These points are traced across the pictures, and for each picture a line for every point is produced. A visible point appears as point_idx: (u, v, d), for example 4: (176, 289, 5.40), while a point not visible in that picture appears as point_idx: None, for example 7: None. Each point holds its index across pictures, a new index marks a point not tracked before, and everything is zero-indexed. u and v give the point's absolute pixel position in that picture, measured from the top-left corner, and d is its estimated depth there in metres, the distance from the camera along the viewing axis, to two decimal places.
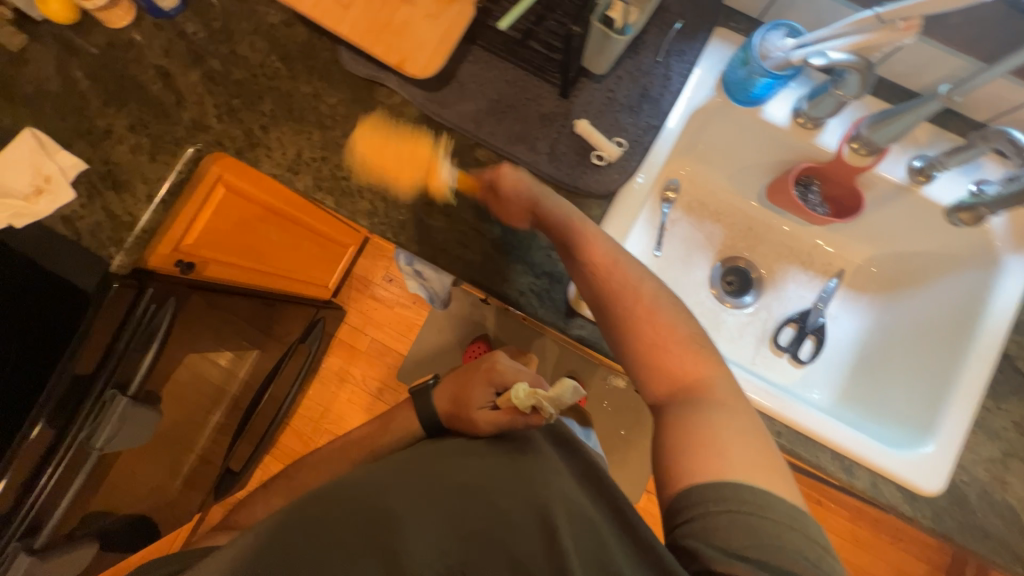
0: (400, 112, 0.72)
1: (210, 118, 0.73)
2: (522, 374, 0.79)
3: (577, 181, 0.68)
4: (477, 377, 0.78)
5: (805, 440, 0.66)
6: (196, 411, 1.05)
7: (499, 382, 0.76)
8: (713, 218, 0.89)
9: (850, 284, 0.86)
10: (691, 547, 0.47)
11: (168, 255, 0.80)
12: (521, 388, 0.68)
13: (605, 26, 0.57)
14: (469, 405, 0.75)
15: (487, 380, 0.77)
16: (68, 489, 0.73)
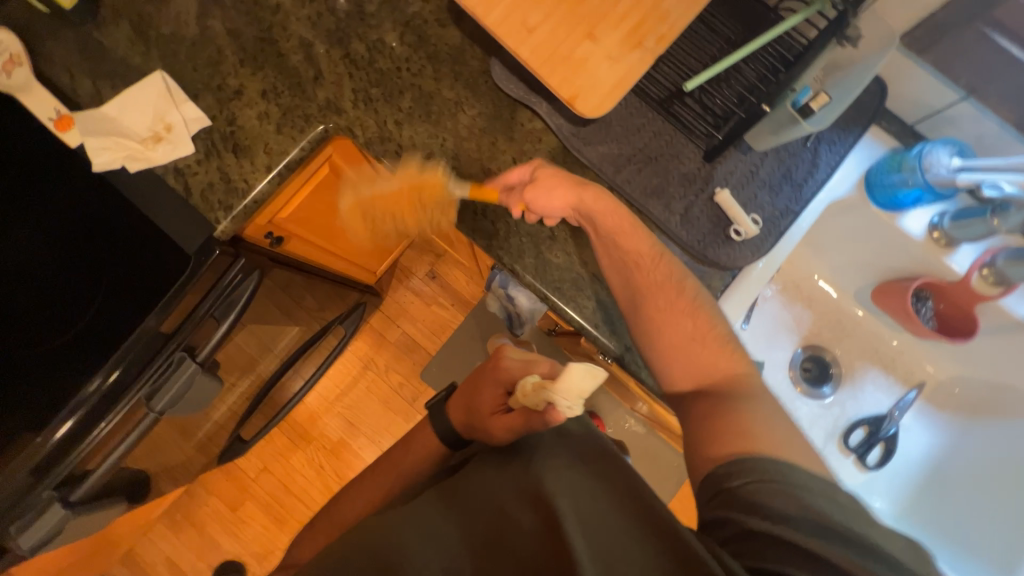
0: (539, 139, 0.70)
1: (345, 101, 0.71)
2: (534, 362, 0.64)
3: (708, 250, 0.67)
4: (486, 377, 0.65)
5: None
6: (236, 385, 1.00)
7: (511, 382, 0.62)
8: (805, 303, 0.89)
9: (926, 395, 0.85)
10: (721, 514, 0.45)
11: (262, 226, 0.78)
12: (528, 383, 0.56)
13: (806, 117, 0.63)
14: (482, 411, 0.63)
15: (495, 381, 0.64)
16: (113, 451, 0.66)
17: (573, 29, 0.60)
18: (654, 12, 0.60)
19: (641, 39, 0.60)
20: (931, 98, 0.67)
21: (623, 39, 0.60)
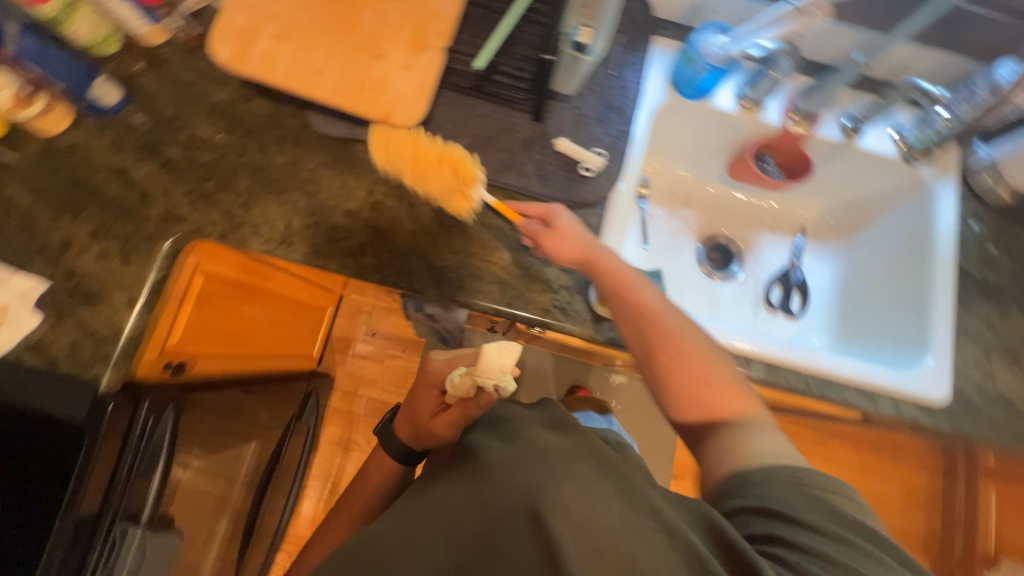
0: (384, 163, 0.73)
1: (182, 207, 0.69)
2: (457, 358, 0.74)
3: (572, 195, 0.72)
4: (418, 385, 0.73)
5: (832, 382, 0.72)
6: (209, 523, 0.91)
7: (439, 380, 0.71)
8: (685, 204, 0.97)
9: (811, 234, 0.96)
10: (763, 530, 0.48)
11: (156, 361, 0.73)
12: (455, 375, 0.64)
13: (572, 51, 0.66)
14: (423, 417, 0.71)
15: (427, 385, 0.72)
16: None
17: (359, 55, 0.62)
18: (426, 15, 0.65)
19: (425, 41, 0.64)
20: None
21: (409, 46, 0.64)
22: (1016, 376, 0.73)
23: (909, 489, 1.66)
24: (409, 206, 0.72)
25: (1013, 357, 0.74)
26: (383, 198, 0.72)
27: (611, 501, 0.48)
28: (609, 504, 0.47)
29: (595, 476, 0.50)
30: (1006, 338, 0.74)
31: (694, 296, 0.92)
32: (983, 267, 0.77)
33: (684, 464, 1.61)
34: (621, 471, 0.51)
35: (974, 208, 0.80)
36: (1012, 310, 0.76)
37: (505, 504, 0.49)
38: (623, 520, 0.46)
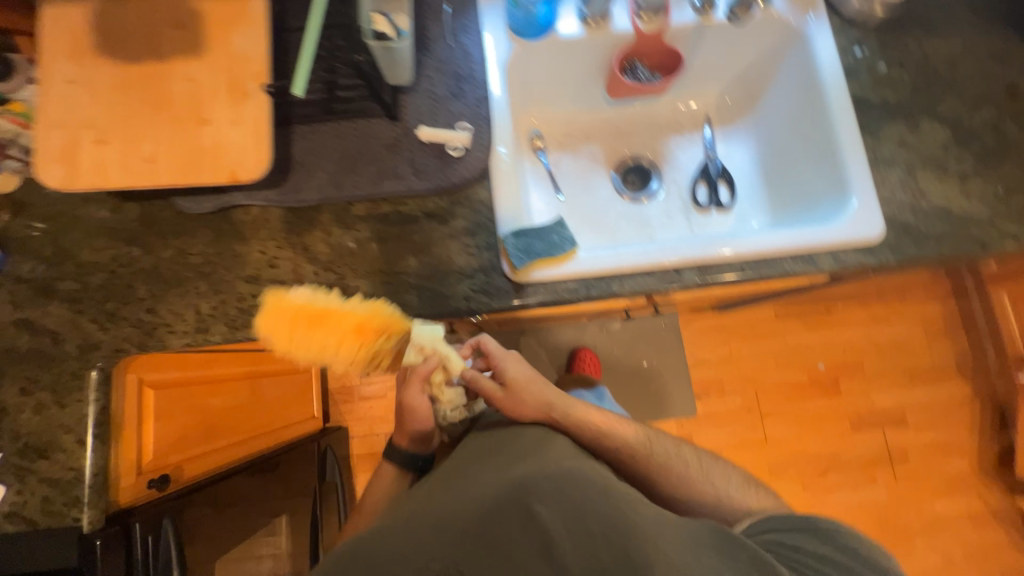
0: (265, 219, 0.72)
1: (93, 334, 0.70)
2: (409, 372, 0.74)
3: (453, 179, 0.71)
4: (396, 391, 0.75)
5: (770, 259, 0.70)
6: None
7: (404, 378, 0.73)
8: (585, 141, 0.95)
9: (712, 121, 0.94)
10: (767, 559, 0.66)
11: (137, 483, 0.75)
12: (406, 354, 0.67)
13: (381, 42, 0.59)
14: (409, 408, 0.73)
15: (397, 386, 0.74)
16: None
17: (185, 126, 0.61)
18: (236, 62, 0.63)
19: (244, 87, 0.63)
20: None
21: (230, 99, 0.62)
22: (944, 184, 0.71)
23: (927, 323, 1.64)
24: (304, 249, 0.71)
25: (936, 167, 0.72)
26: (278, 252, 0.71)
27: (591, 489, 0.64)
28: (592, 496, 0.63)
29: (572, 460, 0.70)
30: (924, 151, 0.72)
31: (623, 226, 0.91)
32: (881, 90, 0.75)
33: (702, 381, 1.61)
34: (605, 477, 0.68)
35: (854, 34, 0.77)
36: (922, 121, 0.73)
37: (507, 498, 0.63)
38: (608, 507, 0.62)
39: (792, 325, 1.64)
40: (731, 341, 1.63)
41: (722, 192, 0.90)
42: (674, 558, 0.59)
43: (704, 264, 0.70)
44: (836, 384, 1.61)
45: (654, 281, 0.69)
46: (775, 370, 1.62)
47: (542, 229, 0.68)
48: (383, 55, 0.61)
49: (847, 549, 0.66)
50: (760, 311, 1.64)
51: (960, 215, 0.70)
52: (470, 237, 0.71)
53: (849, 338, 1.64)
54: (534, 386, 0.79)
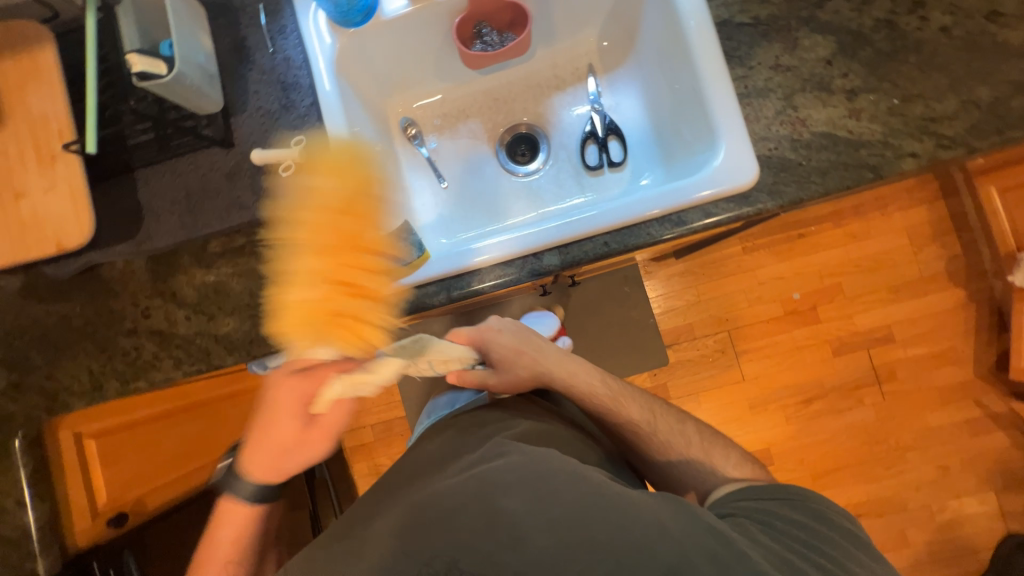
0: (131, 271, 0.73)
1: (6, 406, 0.74)
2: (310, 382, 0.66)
3: (293, 200, 0.68)
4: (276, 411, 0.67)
5: (639, 226, 0.66)
6: None
7: (307, 396, 0.66)
8: (462, 118, 0.88)
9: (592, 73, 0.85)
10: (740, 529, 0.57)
11: (92, 524, 0.84)
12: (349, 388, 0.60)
13: (152, 80, 0.58)
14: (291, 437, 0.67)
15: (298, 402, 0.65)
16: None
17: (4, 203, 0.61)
18: (37, 124, 0.61)
19: (51, 150, 0.61)
20: None
21: (40, 165, 0.61)
22: (828, 106, 0.63)
23: (912, 231, 1.52)
24: (173, 296, 0.72)
25: (819, 87, 0.63)
26: (150, 301, 0.72)
27: (558, 477, 0.52)
28: (564, 483, 0.51)
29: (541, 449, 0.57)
30: (804, 71, 0.63)
31: (514, 204, 0.84)
32: (749, 6, 0.66)
33: (672, 330, 1.58)
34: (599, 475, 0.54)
35: None
36: (799, 37, 0.64)
37: (466, 495, 0.51)
38: (580, 493, 0.50)
39: (762, 257, 1.56)
40: (698, 284, 1.57)
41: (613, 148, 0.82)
42: (661, 539, 0.47)
43: (563, 245, 0.66)
44: (814, 312, 1.54)
45: (515, 272, 0.67)
46: (748, 307, 1.56)
47: (387, 238, 0.65)
48: (163, 92, 0.60)
49: (826, 519, 0.57)
50: (727, 248, 1.56)
51: (848, 140, 0.62)
52: None
53: (825, 261, 1.54)
54: (523, 357, 0.76)
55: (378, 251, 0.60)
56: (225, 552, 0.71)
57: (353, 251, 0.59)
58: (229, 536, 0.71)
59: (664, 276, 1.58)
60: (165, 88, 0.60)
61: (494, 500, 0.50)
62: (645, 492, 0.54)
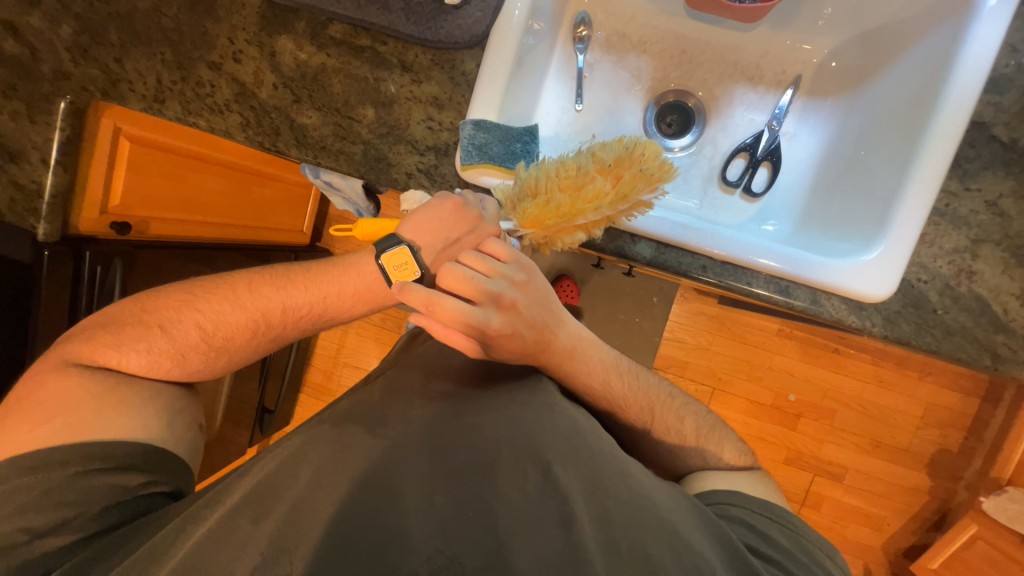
0: (242, 5, 0.66)
1: (68, 65, 0.70)
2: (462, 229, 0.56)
3: (438, 33, 0.61)
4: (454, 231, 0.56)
5: (744, 271, 0.61)
6: None
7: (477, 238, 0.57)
8: (638, 50, 0.77)
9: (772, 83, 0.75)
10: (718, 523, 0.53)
11: (99, 219, 0.84)
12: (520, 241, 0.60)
13: None
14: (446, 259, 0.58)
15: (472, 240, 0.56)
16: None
17: None
18: None
19: None
20: None
21: None
22: (1007, 274, 0.57)
23: (931, 407, 1.49)
24: (270, 55, 0.66)
25: (1012, 250, 0.57)
26: (245, 47, 0.66)
27: (608, 465, 0.50)
28: (610, 471, 0.49)
29: (586, 421, 0.56)
30: (1013, 226, 0.57)
31: None
32: (1015, 125, 0.57)
33: (667, 358, 1.57)
34: (642, 476, 0.51)
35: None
36: None
37: (515, 451, 0.50)
38: (628, 490, 0.48)
39: (788, 347, 1.52)
40: (715, 334, 1.54)
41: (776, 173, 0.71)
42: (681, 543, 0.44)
43: (665, 243, 0.62)
44: (795, 419, 1.55)
45: (602, 239, 0.63)
46: (744, 380, 1.55)
47: (506, 132, 0.60)
48: None
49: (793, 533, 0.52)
50: (764, 321, 1.52)
51: (998, 318, 0.56)
52: (437, 110, 0.63)
53: (838, 386, 1.52)
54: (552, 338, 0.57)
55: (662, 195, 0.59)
56: (233, 317, 0.59)
57: (651, 185, 0.56)
58: (309, 299, 0.59)
59: (692, 311, 1.54)
60: None
61: (543, 463, 0.49)
62: (666, 489, 0.51)
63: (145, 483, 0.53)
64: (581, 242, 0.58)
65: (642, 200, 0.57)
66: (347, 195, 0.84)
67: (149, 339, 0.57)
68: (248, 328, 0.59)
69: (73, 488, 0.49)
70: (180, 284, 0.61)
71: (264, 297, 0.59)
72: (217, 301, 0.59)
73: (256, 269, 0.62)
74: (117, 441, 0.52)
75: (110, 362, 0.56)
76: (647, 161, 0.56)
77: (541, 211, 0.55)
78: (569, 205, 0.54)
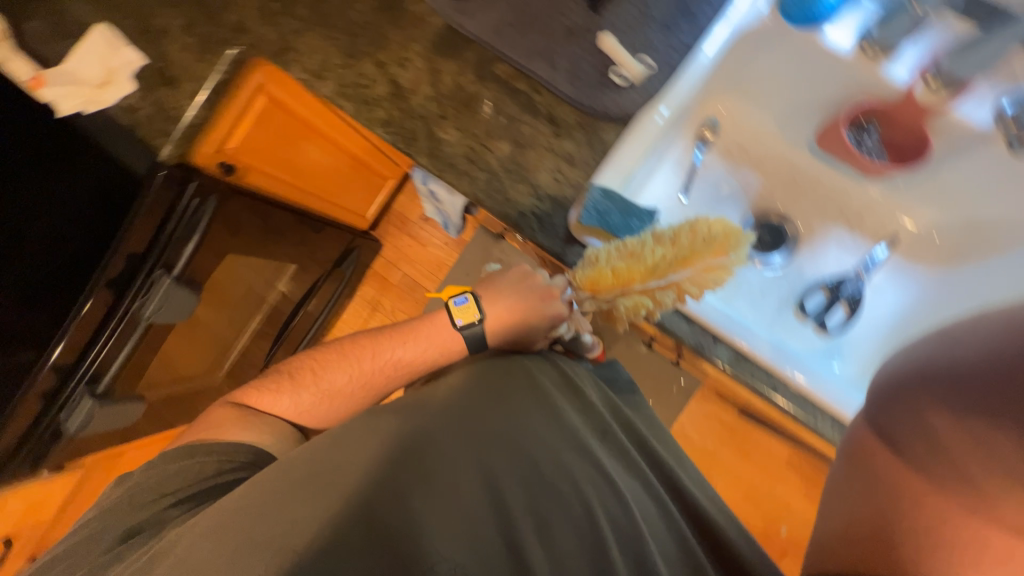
0: (425, 22, 0.73)
1: (250, 22, 0.78)
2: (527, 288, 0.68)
3: (595, 101, 0.66)
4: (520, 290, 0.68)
5: (803, 396, 0.64)
6: (237, 311, 1.15)
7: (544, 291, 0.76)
8: (752, 165, 0.81)
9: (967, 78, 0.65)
10: None
11: (211, 156, 0.89)
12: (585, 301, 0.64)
13: None
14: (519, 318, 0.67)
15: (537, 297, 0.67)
16: (115, 359, 0.87)
17: None
18: None
19: None
20: None
21: None
22: None
23: None
24: (433, 71, 0.71)
25: None
26: (413, 57, 0.72)
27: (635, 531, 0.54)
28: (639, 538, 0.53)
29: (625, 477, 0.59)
30: None
31: None
32: None
33: None
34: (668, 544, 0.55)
35: None
36: None
37: (569, 509, 0.54)
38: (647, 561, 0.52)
39: (792, 479, 1.49)
40: (724, 442, 1.51)
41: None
42: None
43: (744, 353, 0.64)
44: (780, 557, 1.48)
45: (687, 331, 0.66)
46: (739, 498, 1.51)
47: (628, 205, 0.63)
48: None
49: None
50: (776, 446, 1.49)
51: None
52: (567, 165, 0.67)
53: None
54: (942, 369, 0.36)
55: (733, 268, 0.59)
56: (340, 365, 0.72)
57: (716, 254, 0.58)
58: (406, 355, 0.71)
59: (707, 414, 1.51)
60: None
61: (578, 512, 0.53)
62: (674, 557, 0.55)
63: (218, 471, 0.62)
64: (643, 310, 0.60)
65: (707, 269, 0.58)
66: (444, 207, 0.88)
67: (278, 382, 0.73)
68: (359, 382, 0.71)
69: (178, 473, 0.62)
70: (310, 349, 0.77)
71: (370, 359, 0.71)
72: (331, 352, 0.73)
73: (359, 333, 0.75)
74: (207, 442, 0.65)
75: (249, 400, 0.72)
76: (709, 232, 0.58)
77: (601, 277, 0.60)
78: (625, 270, 0.58)
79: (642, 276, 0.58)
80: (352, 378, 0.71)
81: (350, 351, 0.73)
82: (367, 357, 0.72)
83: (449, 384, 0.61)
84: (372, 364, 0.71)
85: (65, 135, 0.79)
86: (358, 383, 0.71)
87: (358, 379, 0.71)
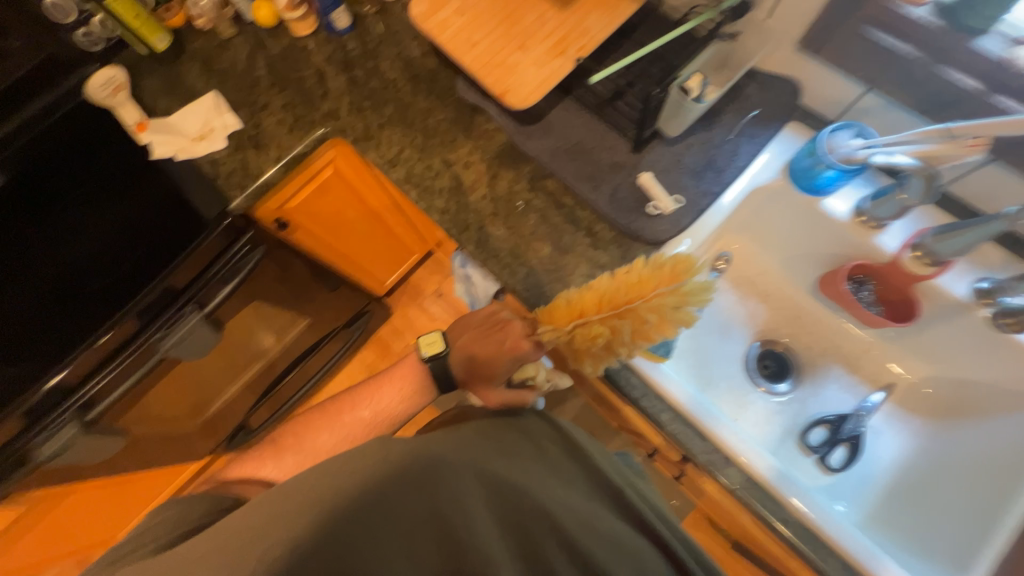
0: (491, 136, 0.85)
1: (341, 112, 0.91)
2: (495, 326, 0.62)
3: (631, 224, 0.75)
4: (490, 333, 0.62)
5: (808, 531, 0.63)
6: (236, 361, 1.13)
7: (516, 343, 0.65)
8: (759, 297, 0.89)
9: (930, 206, 0.74)
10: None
11: (272, 211, 0.98)
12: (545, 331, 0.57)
13: (682, 93, 0.70)
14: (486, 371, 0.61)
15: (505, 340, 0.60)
16: (119, 385, 0.85)
17: (509, 42, 0.77)
18: (575, 32, 0.76)
19: (564, 49, 0.76)
20: (841, 93, 0.75)
21: (548, 50, 0.76)
22: None
23: None
24: (491, 175, 0.82)
25: None
26: (476, 162, 0.83)
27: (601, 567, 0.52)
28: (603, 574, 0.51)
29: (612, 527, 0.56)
30: None
31: (722, 388, 0.83)
32: None
33: None
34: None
35: None
36: None
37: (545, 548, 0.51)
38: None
39: None
40: None
41: (1018, 338, 0.67)
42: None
43: (755, 479, 0.65)
44: None
45: (699, 446, 0.67)
46: None
47: None
48: (673, 100, 0.71)
49: None
50: None
51: None
52: (600, 274, 0.75)
53: None
54: None
55: (692, 299, 0.50)
56: (323, 423, 0.67)
57: (668, 282, 0.51)
58: (389, 401, 0.68)
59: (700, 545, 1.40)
60: (679, 102, 0.71)
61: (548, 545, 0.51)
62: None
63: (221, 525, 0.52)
64: (598, 343, 0.53)
65: (660, 300, 0.50)
66: (474, 289, 0.93)
67: (258, 450, 0.67)
68: (345, 436, 0.67)
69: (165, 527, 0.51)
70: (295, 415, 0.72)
71: (352, 409, 0.68)
72: (313, 414, 0.70)
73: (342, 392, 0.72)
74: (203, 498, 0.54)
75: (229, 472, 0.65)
76: (658, 259, 0.52)
77: (557, 307, 0.57)
78: (583, 298, 0.55)
79: (601, 303, 0.54)
80: (335, 433, 0.67)
81: (331, 408, 0.69)
82: (352, 405, 0.68)
83: (463, 438, 0.52)
84: (355, 413, 0.68)
85: (150, 174, 0.88)
86: (341, 436, 0.66)
87: (344, 434, 0.67)
